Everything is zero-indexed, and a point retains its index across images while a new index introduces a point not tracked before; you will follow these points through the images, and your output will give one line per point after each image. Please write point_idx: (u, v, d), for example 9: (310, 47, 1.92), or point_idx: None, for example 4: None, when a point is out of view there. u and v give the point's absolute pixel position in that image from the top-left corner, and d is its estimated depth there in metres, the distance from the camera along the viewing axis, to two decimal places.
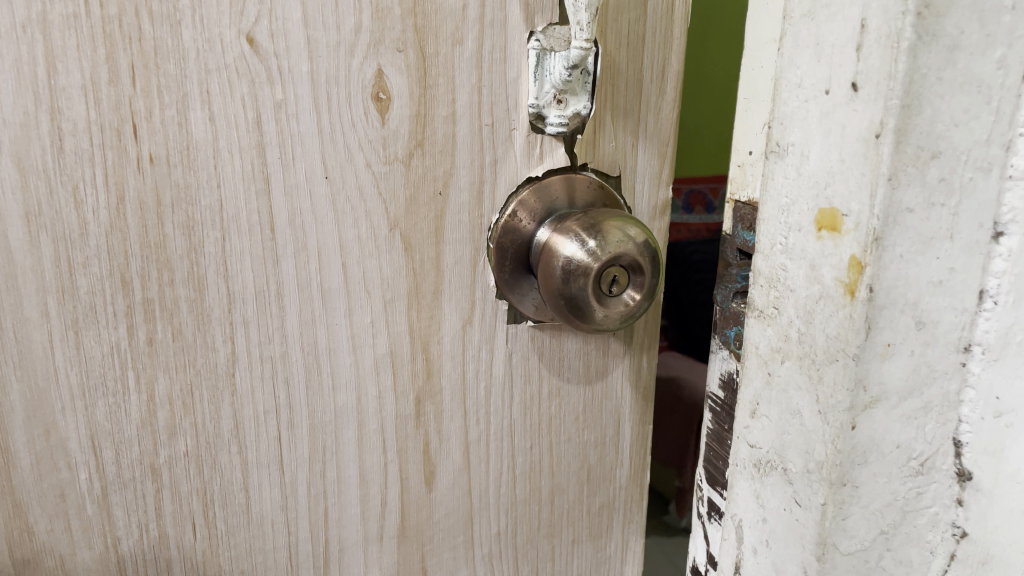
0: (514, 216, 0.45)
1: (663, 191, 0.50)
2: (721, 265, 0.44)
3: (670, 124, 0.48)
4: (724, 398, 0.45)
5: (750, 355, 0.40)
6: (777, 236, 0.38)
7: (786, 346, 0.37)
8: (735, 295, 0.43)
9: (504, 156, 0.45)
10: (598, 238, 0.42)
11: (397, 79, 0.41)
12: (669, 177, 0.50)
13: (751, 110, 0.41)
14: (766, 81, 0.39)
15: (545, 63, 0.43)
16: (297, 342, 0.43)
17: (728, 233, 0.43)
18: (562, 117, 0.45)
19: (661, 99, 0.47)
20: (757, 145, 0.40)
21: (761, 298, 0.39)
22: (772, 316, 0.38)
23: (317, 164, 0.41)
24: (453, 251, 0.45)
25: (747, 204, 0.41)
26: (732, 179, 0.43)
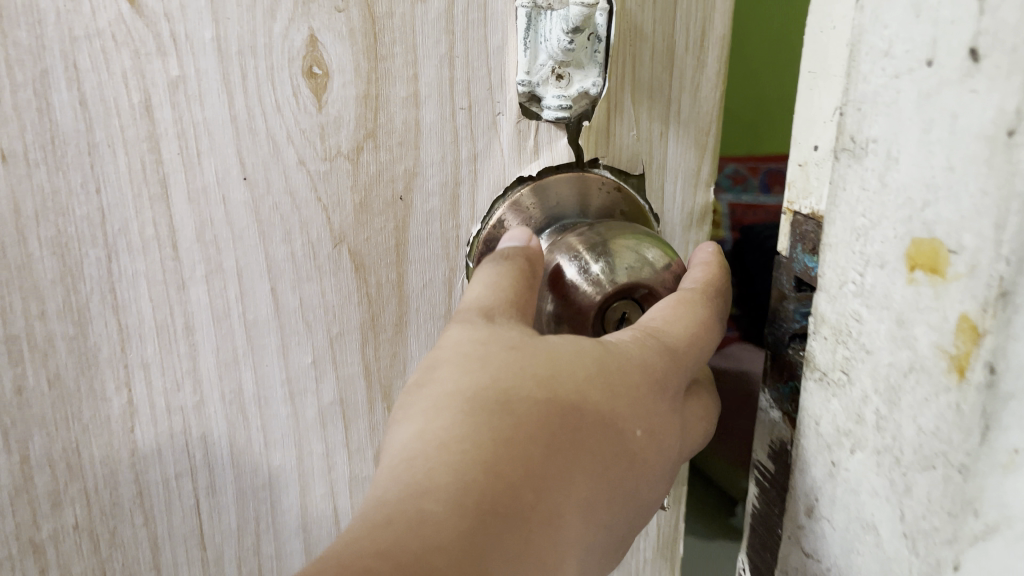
0: (502, 226, 0.35)
1: (702, 193, 0.38)
2: (775, 293, 0.33)
3: (713, 105, 0.36)
4: (775, 471, 0.33)
5: (807, 432, 0.29)
6: (849, 272, 0.26)
7: (858, 432, 0.26)
8: (793, 339, 0.32)
9: (487, 150, 0.34)
10: (604, 261, 0.31)
11: (336, 49, 0.31)
12: (711, 176, 0.37)
13: (821, 88, 0.29)
14: (841, 48, 0.27)
15: (539, 26, 0.32)
16: (214, 389, 0.33)
17: (784, 254, 0.32)
18: (563, 97, 0.33)
19: (699, 72, 0.35)
20: (826, 138, 0.29)
21: (825, 356, 0.28)
22: (839, 384, 0.27)
23: (231, 161, 0.31)
24: (419, 274, 0.35)
25: (809, 218, 0.30)
26: (790, 181, 0.31)
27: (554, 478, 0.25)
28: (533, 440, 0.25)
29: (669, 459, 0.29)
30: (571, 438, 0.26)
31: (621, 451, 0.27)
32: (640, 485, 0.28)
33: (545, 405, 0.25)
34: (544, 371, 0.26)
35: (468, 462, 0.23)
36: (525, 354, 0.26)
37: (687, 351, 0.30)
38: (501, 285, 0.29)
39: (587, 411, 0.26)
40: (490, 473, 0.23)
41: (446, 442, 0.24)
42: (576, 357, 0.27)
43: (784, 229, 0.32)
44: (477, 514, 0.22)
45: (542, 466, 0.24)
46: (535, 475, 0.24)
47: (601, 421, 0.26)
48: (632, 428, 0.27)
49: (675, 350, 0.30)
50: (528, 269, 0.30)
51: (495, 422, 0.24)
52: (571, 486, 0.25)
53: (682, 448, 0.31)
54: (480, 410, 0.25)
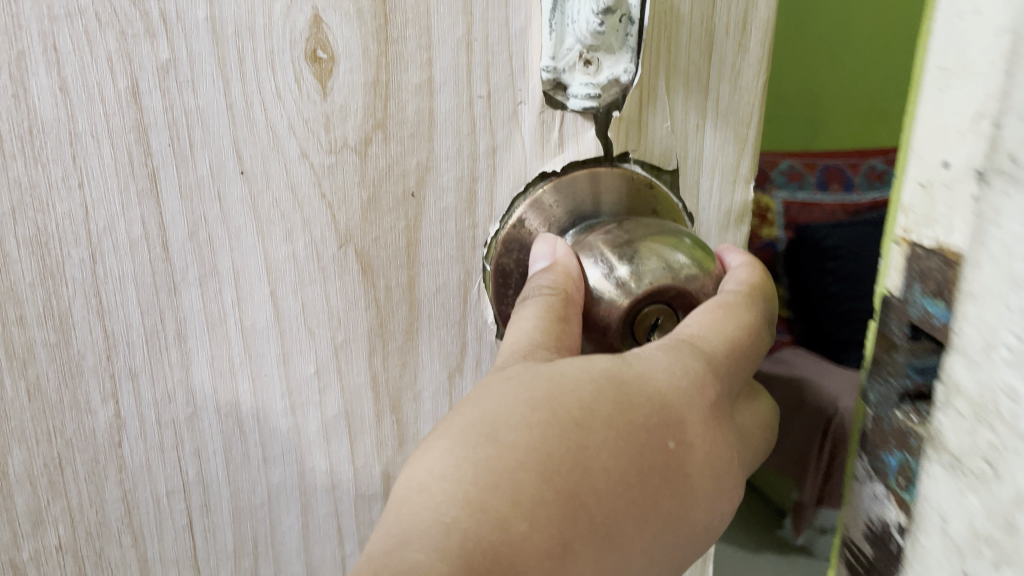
0: (523, 224, 0.32)
1: (742, 191, 0.35)
2: (880, 344, 0.24)
3: (755, 94, 0.33)
4: (874, 561, 0.26)
5: (930, 528, 0.21)
6: (999, 332, 0.18)
7: (1005, 545, 0.18)
8: (902, 399, 0.23)
9: (507, 142, 0.31)
10: (631, 264, 0.28)
11: (343, 30, 0.28)
12: (752, 173, 0.34)
13: (956, 92, 0.20)
14: (986, 40, 0.19)
15: (566, 5, 0.29)
16: (208, 401, 0.31)
17: (895, 295, 0.24)
18: (591, 85, 0.30)
19: (741, 58, 0.32)
20: (962, 154, 0.20)
21: (957, 436, 0.20)
22: (978, 477, 0.19)
23: (227, 153, 0.28)
24: (432, 277, 0.32)
25: (935, 254, 0.21)
26: (907, 203, 0.23)
27: (560, 506, 0.23)
28: (527, 467, 0.23)
29: (714, 481, 0.27)
30: (577, 462, 0.24)
31: (644, 472, 0.25)
32: (679, 508, 0.26)
33: (540, 430, 0.24)
34: (539, 394, 0.24)
35: (453, 502, 0.22)
36: (522, 381, 0.25)
37: (729, 361, 0.27)
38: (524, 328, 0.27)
39: (593, 431, 0.24)
40: (478, 509, 0.22)
41: (433, 482, 0.22)
42: (578, 375, 0.25)
43: (895, 262, 0.24)
44: (464, 554, 0.21)
45: (541, 495, 0.22)
46: (534, 505, 0.22)
47: (613, 442, 0.24)
48: (651, 444, 0.25)
49: (715, 362, 0.27)
50: (550, 299, 0.28)
51: (484, 457, 0.23)
52: (582, 513, 0.23)
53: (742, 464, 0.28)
54: (469, 444, 0.23)
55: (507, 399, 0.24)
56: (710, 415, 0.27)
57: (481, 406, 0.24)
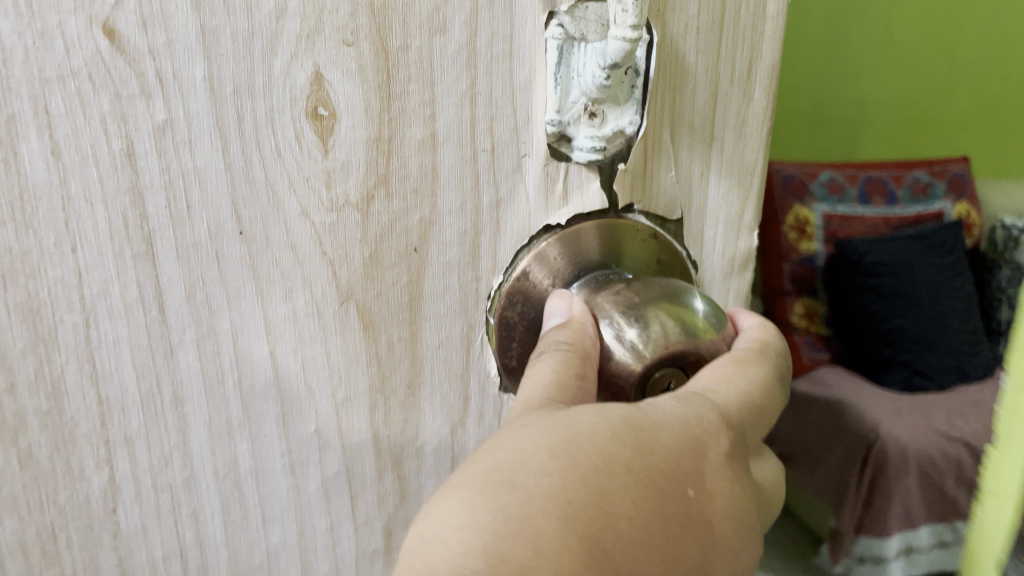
0: (527, 277, 0.32)
1: (745, 237, 0.35)
2: None
3: (759, 142, 0.33)
4: None
5: None
6: None
7: None
8: None
9: (510, 195, 0.31)
10: (641, 325, 0.28)
11: (344, 87, 0.27)
12: (755, 220, 0.34)
13: None
14: None
15: (571, 59, 0.29)
16: (206, 464, 0.30)
17: None
18: (596, 138, 0.30)
19: (745, 106, 0.32)
20: None
21: None
22: None
23: (225, 214, 0.27)
24: (434, 332, 0.31)
25: None
26: None
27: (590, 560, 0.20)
28: (547, 520, 0.20)
29: (736, 535, 0.24)
30: (603, 510, 0.21)
31: (669, 523, 0.22)
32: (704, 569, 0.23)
33: (560, 476, 0.21)
34: (558, 438, 0.22)
35: (474, 554, 0.19)
36: (537, 428, 0.22)
37: (742, 415, 0.26)
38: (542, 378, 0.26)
39: (618, 479, 0.22)
40: (502, 562, 0.19)
41: (449, 535, 0.20)
42: (596, 419, 0.23)
43: None
44: None
45: (569, 546, 0.20)
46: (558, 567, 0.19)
47: (637, 489, 0.22)
48: (675, 495, 0.23)
49: (728, 413, 0.25)
50: (568, 354, 0.27)
51: (500, 509, 0.20)
52: (610, 574, 0.20)
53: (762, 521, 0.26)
54: (486, 491, 0.20)
55: (522, 449, 0.22)
56: (732, 462, 0.25)
57: (494, 456, 0.22)
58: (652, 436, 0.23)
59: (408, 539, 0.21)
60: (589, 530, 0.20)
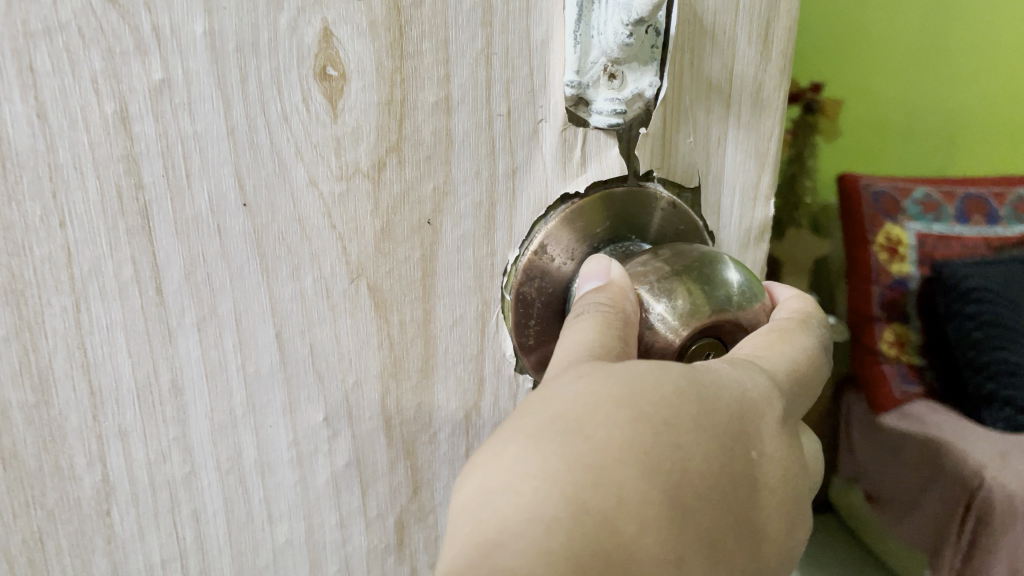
0: (544, 251, 0.30)
1: (762, 206, 0.34)
2: None
3: (776, 106, 0.32)
4: None
5: None
6: None
7: None
8: None
9: (527, 163, 0.29)
10: (673, 296, 0.27)
11: (354, 45, 0.25)
12: (771, 188, 0.33)
13: None
14: None
15: (592, 17, 0.27)
16: (207, 457, 0.28)
17: None
18: (617, 101, 0.29)
19: (764, 69, 0.31)
20: None
21: None
22: None
23: (229, 184, 0.25)
24: (448, 310, 0.29)
25: None
26: None
27: (664, 505, 0.22)
28: (624, 464, 0.22)
29: (797, 489, 0.26)
30: (675, 462, 0.23)
31: (736, 474, 0.24)
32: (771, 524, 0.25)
33: (631, 426, 0.23)
34: (625, 387, 0.23)
35: (550, 501, 0.21)
36: (599, 375, 0.24)
37: (793, 381, 0.27)
38: (584, 342, 0.26)
39: (684, 429, 0.23)
40: (579, 508, 0.21)
41: (521, 483, 0.21)
42: (660, 374, 0.24)
43: None
44: (579, 536, 0.20)
45: (645, 493, 0.22)
46: (638, 505, 0.21)
47: (704, 442, 0.24)
48: (741, 448, 0.24)
49: (778, 376, 0.27)
50: (608, 316, 0.26)
51: (572, 449, 0.22)
52: (688, 515, 0.22)
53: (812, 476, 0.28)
54: (554, 438, 0.22)
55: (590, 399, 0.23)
56: (783, 423, 0.26)
57: (557, 401, 0.23)
58: (713, 392, 0.25)
59: (473, 477, 0.22)
60: (665, 473, 0.22)
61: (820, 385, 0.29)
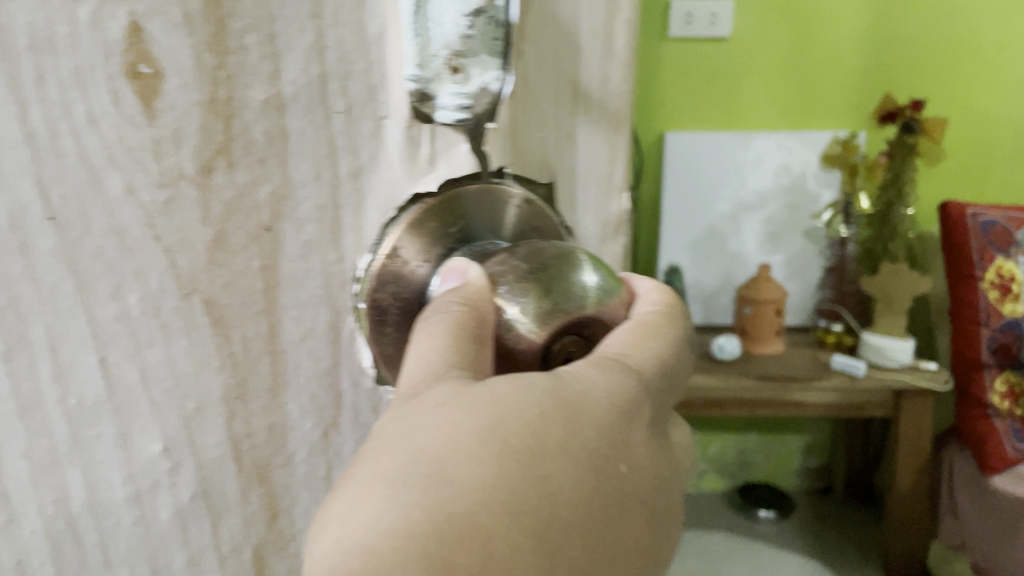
0: (395, 256, 0.29)
1: (612, 200, 0.35)
2: None
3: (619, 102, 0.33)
4: None
5: None
6: None
7: None
8: None
9: (372, 163, 0.28)
10: (532, 298, 0.26)
11: (168, 41, 0.23)
12: (619, 181, 0.35)
13: None
14: None
15: (429, 7, 0.27)
16: (22, 507, 0.24)
17: None
18: (462, 95, 0.28)
19: (605, 65, 0.32)
20: None
21: None
22: None
23: (27, 198, 0.22)
24: (295, 323, 0.27)
25: None
26: None
27: (531, 545, 0.21)
28: (489, 509, 0.21)
29: (656, 505, 0.26)
30: (540, 498, 0.22)
31: (602, 500, 0.23)
32: (634, 544, 0.25)
33: (494, 465, 0.21)
34: (486, 420, 0.22)
35: (414, 562, 0.19)
36: (459, 405, 0.23)
37: (654, 378, 0.27)
38: (434, 352, 0.24)
39: (550, 458, 0.22)
40: (446, 570, 0.19)
41: (380, 540, 0.19)
42: (523, 398, 0.23)
43: None
44: None
45: (511, 541, 0.21)
46: (504, 555, 0.20)
47: (569, 471, 0.23)
48: (606, 470, 0.24)
49: (644, 375, 0.27)
50: (464, 322, 0.25)
51: (435, 497, 0.20)
52: (554, 555, 0.21)
53: (675, 478, 0.28)
54: (416, 485, 0.20)
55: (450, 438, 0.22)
56: (646, 425, 0.27)
57: (416, 439, 0.22)
58: (578, 416, 0.24)
59: (326, 535, 0.20)
60: (531, 515, 0.21)
61: (679, 379, 0.30)
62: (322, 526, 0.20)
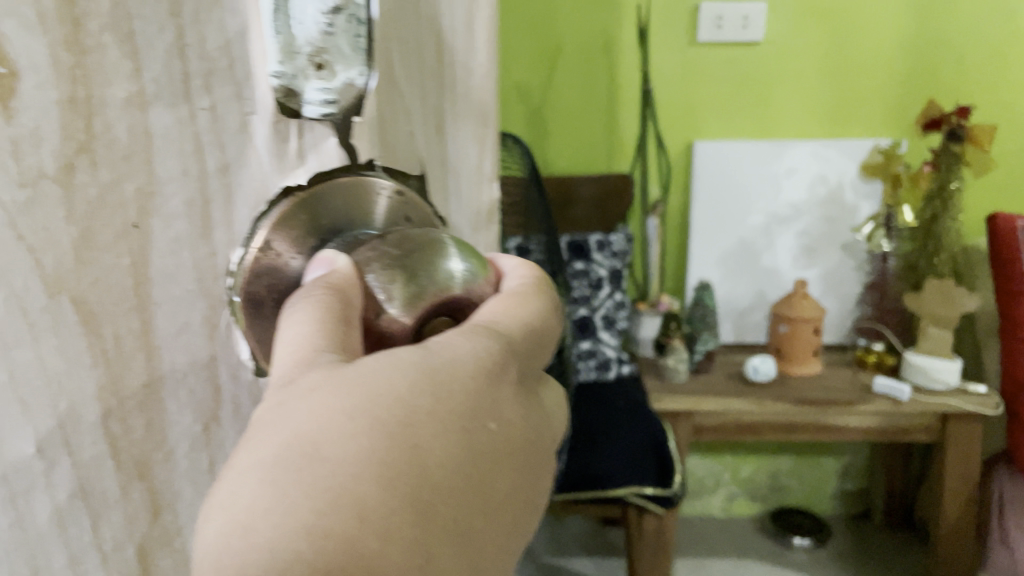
0: (269, 248, 0.30)
1: (458, 191, 0.41)
2: None
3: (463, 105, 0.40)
4: None
5: None
6: None
7: None
8: None
9: (240, 158, 0.28)
10: (404, 280, 0.28)
11: (22, 41, 0.22)
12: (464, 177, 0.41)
13: None
14: None
15: (290, 5, 0.28)
16: None
17: None
18: (327, 90, 0.30)
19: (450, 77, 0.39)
20: None
21: None
22: None
23: None
24: (169, 318, 0.27)
25: None
26: None
27: (407, 509, 0.22)
28: (364, 479, 0.22)
29: (526, 459, 0.28)
30: (413, 464, 0.23)
31: (473, 460, 0.25)
32: (507, 498, 0.26)
33: (365, 437, 0.22)
34: (356, 399, 0.23)
35: (294, 537, 0.20)
36: (329, 387, 0.23)
37: (524, 342, 0.29)
38: (309, 340, 0.25)
39: (420, 427, 0.24)
40: (325, 539, 0.20)
41: (258, 522, 0.20)
42: (390, 374, 0.24)
43: None
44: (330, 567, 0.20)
45: (387, 506, 0.21)
46: (382, 519, 0.21)
47: (438, 435, 0.24)
48: (476, 431, 0.25)
49: (513, 339, 0.29)
50: (335, 312, 0.26)
51: (310, 476, 0.21)
52: (430, 514, 0.23)
53: (546, 433, 0.30)
54: (291, 468, 0.21)
55: (321, 419, 0.22)
56: (513, 387, 0.28)
57: (289, 423, 0.22)
58: (445, 386, 0.25)
59: (209, 527, 0.20)
60: (406, 479, 0.22)
61: (550, 343, 0.31)
62: (204, 520, 0.21)
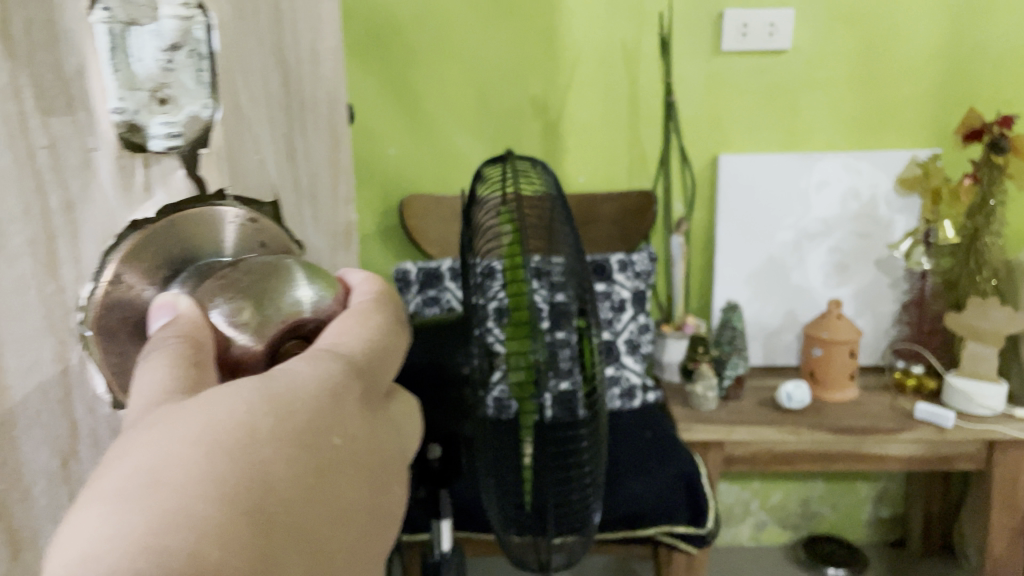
0: (119, 281, 0.30)
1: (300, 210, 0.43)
2: None
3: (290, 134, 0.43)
4: None
5: None
6: None
7: None
8: None
9: (84, 192, 0.28)
10: (253, 307, 0.30)
11: None
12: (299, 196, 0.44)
13: None
14: None
15: (129, 43, 0.29)
16: None
17: None
18: (170, 123, 0.32)
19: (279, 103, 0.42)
20: None
21: None
22: None
23: None
24: (18, 358, 0.26)
25: None
26: None
27: (248, 523, 0.23)
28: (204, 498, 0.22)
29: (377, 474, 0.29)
30: (254, 482, 0.24)
31: (319, 475, 0.26)
32: (359, 512, 0.27)
33: (204, 461, 0.23)
34: (195, 430, 0.24)
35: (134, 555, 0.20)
36: (170, 421, 0.24)
37: (367, 361, 0.31)
38: (157, 379, 0.26)
39: (260, 448, 0.25)
40: (164, 553, 0.21)
41: (98, 548, 0.21)
42: (228, 403, 0.26)
43: None
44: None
45: (227, 519, 0.22)
46: (223, 531, 0.22)
47: (279, 454, 0.25)
48: (319, 448, 0.27)
49: (355, 358, 0.31)
50: (182, 349, 0.27)
51: (151, 500, 0.22)
52: (274, 526, 0.23)
53: (397, 449, 0.31)
54: (131, 495, 0.22)
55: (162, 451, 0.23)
56: (358, 402, 0.30)
57: (131, 458, 0.23)
58: (285, 409, 0.26)
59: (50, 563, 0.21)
60: (247, 495, 0.23)
61: (395, 362, 0.34)
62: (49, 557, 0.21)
